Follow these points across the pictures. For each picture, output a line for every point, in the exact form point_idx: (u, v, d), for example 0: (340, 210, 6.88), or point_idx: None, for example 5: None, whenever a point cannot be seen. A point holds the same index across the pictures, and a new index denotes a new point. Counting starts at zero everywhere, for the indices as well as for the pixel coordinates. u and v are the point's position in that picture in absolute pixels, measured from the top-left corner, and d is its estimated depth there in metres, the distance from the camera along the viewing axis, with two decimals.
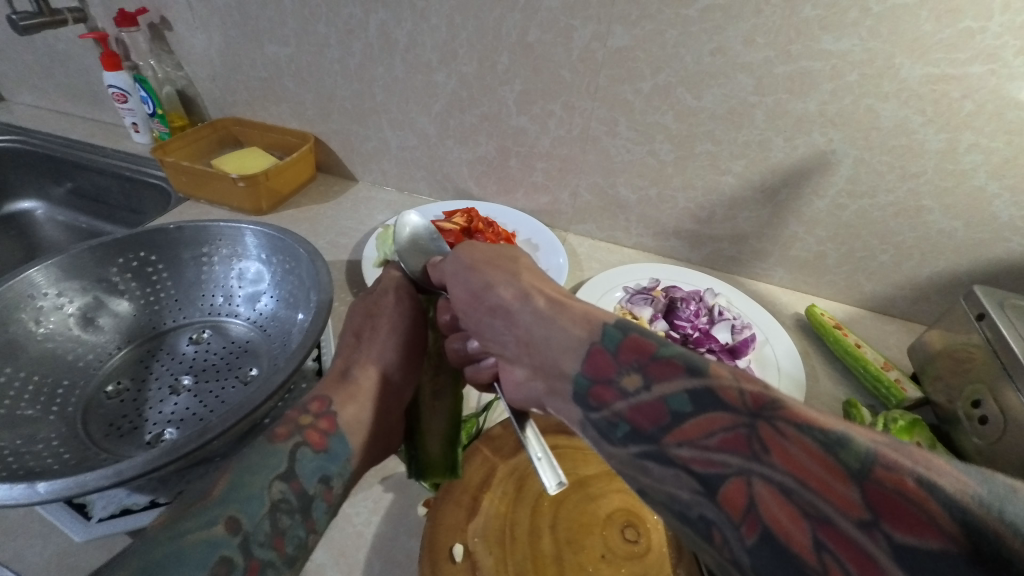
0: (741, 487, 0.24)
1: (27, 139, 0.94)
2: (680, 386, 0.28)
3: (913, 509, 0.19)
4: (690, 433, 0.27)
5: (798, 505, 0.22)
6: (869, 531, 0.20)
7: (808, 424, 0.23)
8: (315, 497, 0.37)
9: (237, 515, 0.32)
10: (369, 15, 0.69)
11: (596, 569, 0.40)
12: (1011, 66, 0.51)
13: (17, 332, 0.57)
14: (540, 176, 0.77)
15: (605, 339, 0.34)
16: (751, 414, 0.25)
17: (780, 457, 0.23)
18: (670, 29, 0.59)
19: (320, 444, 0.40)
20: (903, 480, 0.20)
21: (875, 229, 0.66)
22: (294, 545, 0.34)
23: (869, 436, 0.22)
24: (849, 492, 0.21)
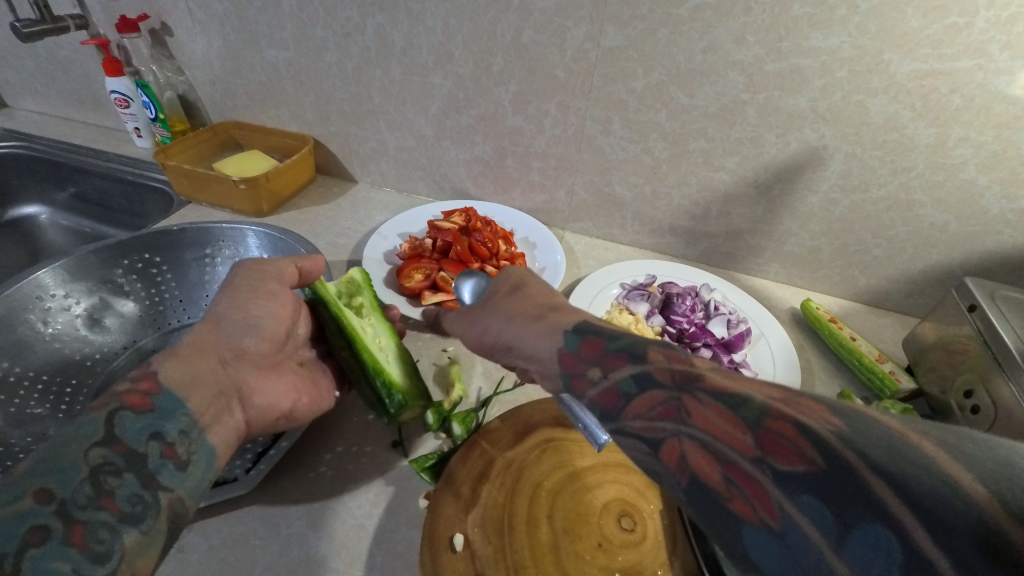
0: (671, 447, 0.25)
1: (30, 144, 0.95)
2: (626, 372, 0.29)
3: (791, 445, 0.21)
4: (635, 408, 0.27)
5: (713, 453, 0.23)
6: (760, 464, 0.21)
7: (720, 391, 0.25)
8: (148, 456, 0.36)
9: (46, 486, 0.31)
10: (366, 18, 0.71)
11: (593, 557, 0.41)
12: (998, 61, 0.52)
13: (25, 332, 0.59)
14: (536, 175, 0.78)
15: (567, 344, 0.35)
16: (678, 388, 0.27)
17: (699, 420, 0.25)
18: (662, 28, 0.60)
19: (144, 404, 0.37)
20: (787, 424, 0.22)
21: (867, 223, 0.67)
22: (132, 503, 0.34)
23: (766, 394, 0.24)
24: (746, 437, 0.22)
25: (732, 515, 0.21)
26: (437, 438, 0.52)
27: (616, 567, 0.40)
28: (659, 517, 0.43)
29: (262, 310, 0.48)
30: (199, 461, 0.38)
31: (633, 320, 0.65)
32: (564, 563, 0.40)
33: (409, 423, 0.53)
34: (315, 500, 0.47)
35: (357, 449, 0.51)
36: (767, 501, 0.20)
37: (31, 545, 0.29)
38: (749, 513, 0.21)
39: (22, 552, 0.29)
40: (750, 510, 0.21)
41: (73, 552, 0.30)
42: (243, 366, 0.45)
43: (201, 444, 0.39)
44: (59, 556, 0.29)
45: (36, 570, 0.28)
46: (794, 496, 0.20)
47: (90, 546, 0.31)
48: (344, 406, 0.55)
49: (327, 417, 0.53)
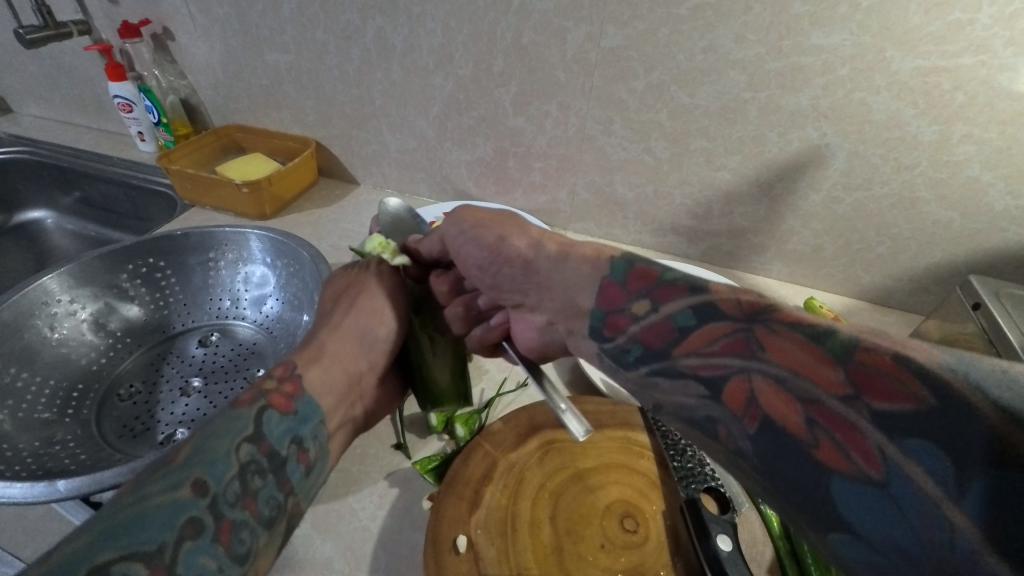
0: (740, 385, 0.29)
1: (35, 149, 0.96)
2: (683, 304, 0.32)
3: (888, 380, 0.22)
4: (694, 344, 0.31)
5: (791, 393, 0.26)
6: (852, 403, 0.23)
7: (797, 322, 0.27)
8: (287, 459, 0.39)
9: (203, 477, 0.34)
10: (366, 21, 0.71)
11: (595, 558, 0.41)
12: (1001, 57, 0.51)
13: (33, 338, 0.60)
14: (538, 176, 0.78)
15: (613, 272, 0.37)
16: (746, 319, 0.29)
17: (775, 354, 0.27)
18: (662, 28, 0.60)
19: (287, 407, 0.41)
20: (880, 357, 0.23)
21: (871, 222, 0.66)
22: (270, 506, 0.37)
23: (854, 325, 0.24)
24: (835, 374, 0.24)
25: (816, 459, 0.24)
26: (440, 439, 0.52)
27: (619, 568, 0.40)
28: (661, 518, 0.44)
29: (380, 337, 0.51)
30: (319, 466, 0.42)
31: None
32: (567, 566, 0.40)
33: (413, 424, 0.54)
34: (319, 502, 0.47)
35: (362, 451, 0.51)
36: (862, 446, 0.23)
37: (187, 538, 0.31)
38: (836, 458, 0.24)
39: (179, 544, 0.30)
40: (841, 457, 0.24)
41: (218, 549, 0.32)
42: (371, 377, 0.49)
43: (323, 450, 0.43)
44: (209, 551, 0.32)
45: (189, 563, 0.30)
46: (895, 439, 0.22)
47: (233, 546, 0.33)
48: None
49: None
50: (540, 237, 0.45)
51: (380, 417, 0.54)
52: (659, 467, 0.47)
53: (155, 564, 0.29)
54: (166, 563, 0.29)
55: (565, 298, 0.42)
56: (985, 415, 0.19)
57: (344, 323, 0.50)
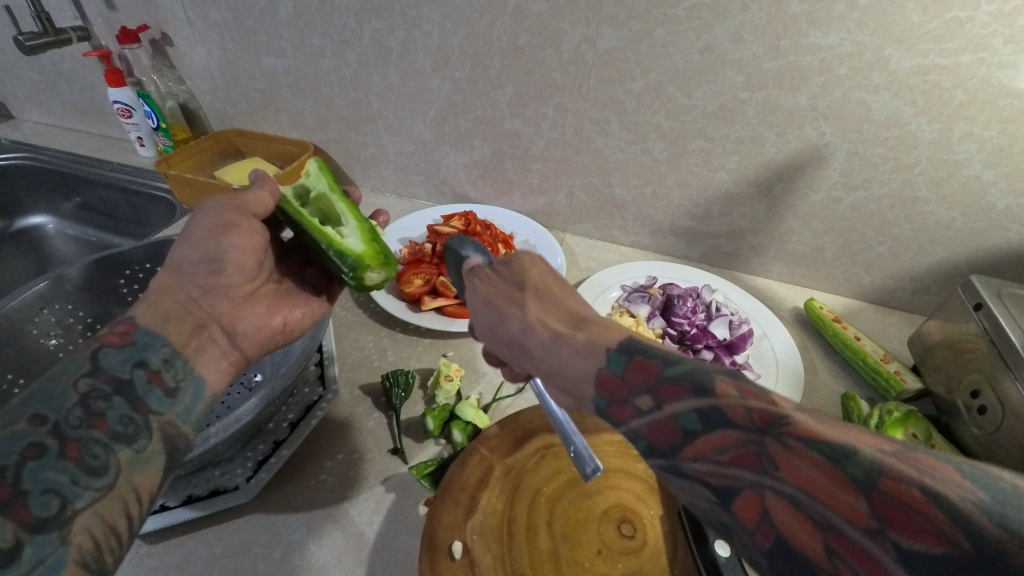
0: (752, 499, 0.24)
1: (35, 155, 0.96)
2: (689, 405, 0.26)
3: (918, 516, 0.20)
4: (702, 449, 0.25)
5: (809, 516, 0.22)
6: (877, 538, 0.20)
7: (815, 439, 0.23)
8: (133, 380, 0.39)
9: (40, 411, 0.35)
10: (363, 24, 0.71)
11: (592, 564, 0.40)
12: (1001, 54, 0.51)
13: (29, 342, 0.61)
14: (536, 178, 0.77)
15: (611, 365, 0.30)
16: (759, 431, 0.24)
17: (790, 472, 0.23)
18: (658, 29, 0.60)
19: (125, 340, 0.40)
20: (908, 489, 0.21)
21: (871, 221, 0.66)
22: (123, 424, 0.37)
23: (874, 444, 0.23)
24: (858, 502, 0.21)
25: None
26: (438, 444, 0.52)
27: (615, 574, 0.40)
28: (659, 523, 0.43)
29: (228, 250, 0.45)
30: (187, 388, 0.41)
31: (633, 323, 0.65)
32: (564, 572, 0.40)
33: (409, 429, 0.53)
34: (316, 507, 0.47)
35: (359, 456, 0.51)
36: None
37: (29, 459, 0.33)
38: None
39: (20, 465, 0.33)
40: None
41: (67, 464, 0.34)
42: (217, 298, 0.45)
43: (186, 368, 0.41)
44: (56, 467, 0.34)
45: (36, 479, 0.33)
46: None
47: (84, 460, 0.35)
48: (344, 411, 0.55)
49: (328, 423, 0.53)
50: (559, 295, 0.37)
51: (377, 421, 0.54)
52: None
53: None
54: (8, 482, 0.32)
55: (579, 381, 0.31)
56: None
57: (176, 256, 0.44)
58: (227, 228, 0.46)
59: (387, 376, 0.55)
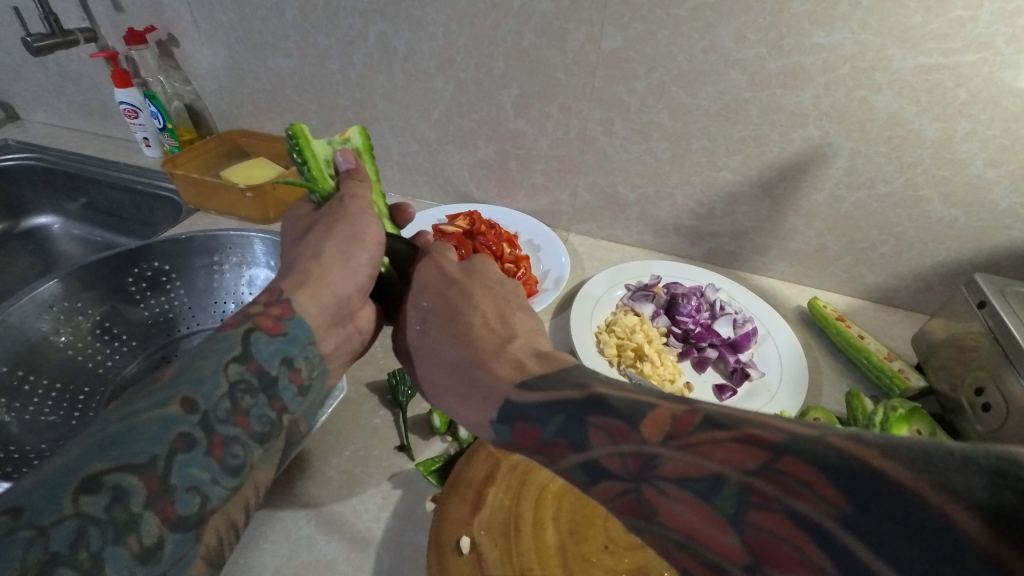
0: (653, 542, 0.28)
1: (42, 156, 0.97)
2: (572, 461, 0.31)
3: (788, 549, 0.23)
4: (599, 501, 0.30)
5: (698, 559, 0.26)
6: (753, 575, 0.24)
7: (686, 477, 0.27)
8: (278, 378, 0.40)
9: (190, 396, 0.36)
10: (368, 25, 0.71)
11: (598, 559, 0.41)
12: (1004, 53, 0.51)
13: (39, 340, 0.61)
14: (540, 177, 0.78)
15: (500, 431, 0.36)
16: (634, 478, 0.29)
17: (670, 519, 0.27)
18: (662, 29, 0.60)
19: (277, 329, 0.41)
20: (774, 518, 0.24)
21: (874, 220, 0.66)
22: (262, 423, 0.39)
23: (739, 464, 0.26)
24: (730, 540, 0.25)
25: None
26: (443, 441, 0.52)
27: (622, 569, 0.40)
28: None
29: (364, 263, 0.47)
30: (316, 388, 0.43)
31: (638, 322, 0.65)
32: (571, 567, 0.40)
33: (416, 426, 0.54)
34: (323, 504, 0.47)
35: (365, 453, 0.51)
36: None
37: (179, 451, 0.34)
38: None
39: (171, 456, 0.34)
40: None
41: (210, 462, 0.35)
42: (360, 299, 0.48)
43: (315, 370, 0.43)
44: (200, 464, 0.35)
45: (182, 474, 0.34)
46: None
47: (225, 459, 0.36)
48: (350, 409, 0.55)
49: (335, 421, 0.54)
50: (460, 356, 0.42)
51: (383, 419, 0.54)
52: None
53: (146, 475, 0.32)
54: (159, 473, 0.33)
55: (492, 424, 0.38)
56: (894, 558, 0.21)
57: (321, 247, 0.46)
58: (356, 242, 0.47)
59: (394, 374, 0.55)
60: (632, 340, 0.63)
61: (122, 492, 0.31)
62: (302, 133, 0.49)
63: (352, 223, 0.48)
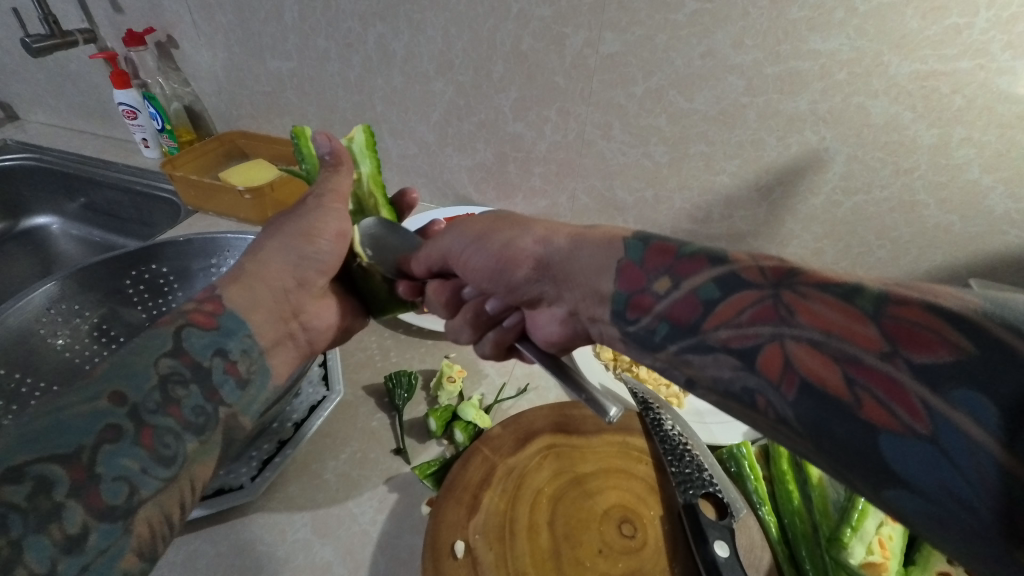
0: (774, 352, 0.26)
1: (42, 156, 0.97)
2: (707, 277, 0.30)
3: (929, 334, 0.22)
4: (724, 314, 0.29)
5: (829, 353, 0.24)
6: (892, 358, 0.23)
7: (826, 283, 0.26)
8: (212, 370, 0.41)
9: (121, 390, 0.37)
10: (367, 28, 0.71)
11: (593, 563, 0.41)
12: (999, 60, 0.51)
13: (37, 343, 0.62)
14: (538, 180, 0.78)
15: (629, 252, 0.34)
16: (774, 284, 0.27)
17: (805, 315, 0.26)
18: (660, 34, 0.60)
19: (210, 323, 0.43)
20: (914, 309, 0.23)
21: (871, 224, 0.66)
22: (197, 415, 0.39)
23: (880, 283, 0.25)
24: (870, 330, 0.24)
25: (862, 418, 0.23)
26: (440, 444, 0.52)
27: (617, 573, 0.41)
28: (660, 523, 0.44)
29: (312, 255, 0.47)
30: (258, 383, 0.44)
31: None
32: (565, 570, 0.40)
33: (413, 429, 0.54)
34: (320, 506, 0.47)
35: (362, 455, 0.51)
36: (907, 400, 0.22)
37: (107, 441, 0.35)
38: (882, 416, 0.22)
39: (97, 446, 0.34)
40: (886, 414, 0.22)
41: (141, 452, 0.35)
42: (303, 295, 0.48)
43: (255, 365, 0.44)
44: (130, 454, 0.35)
45: (110, 464, 0.34)
46: (942, 391, 0.21)
47: (157, 448, 0.36)
48: (347, 412, 0.55)
49: (332, 423, 0.54)
50: (547, 229, 0.39)
51: (380, 422, 0.54)
52: (658, 472, 0.47)
53: (71, 464, 0.33)
54: (84, 463, 0.33)
55: (587, 285, 0.36)
56: (1001, 335, 0.21)
57: (265, 243, 0.47)
58: (306, 237, 0.47)
59: (390, 377, 0.56)
60: None
61: (46, 482, 0.32)
62: (301, 133, 0.49)
63: (302, 216, 0.47)
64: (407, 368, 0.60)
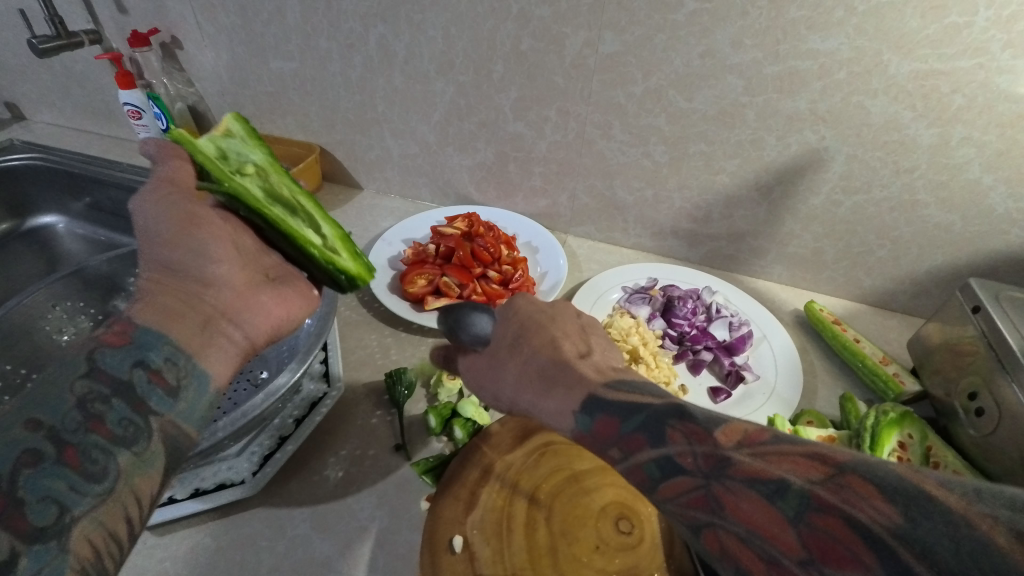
0: (740, 541, 0.26)
1: (46, 155, 0.96)
2: (660, 438, 0.30)
3: (890, 526, 0.22)
4: (684, 487, 0.28)
5: (800, 543, 0.24)
6: (866, 556, 0.22)
7: (767, 457, 0.27)
8: (139, 381, 0.34)
9: (31, 415, 0.31)
10: (369, 29, 0.72)
11: (590, 559, 0.41)
12: (999, 59, 0.51)
13: (42, 340, 0.62)
14: (538, 180, 0.78)
15: (579, 399, 0.34)
16: (730, 455, 0.28)
17: (767, 504, 0.25)
18: (659, 34, 0.60)
19: (123, 336, 0.35)
20: (873, 499, 0.23)
21: (871, 224, 0.66)
22: (128, 426, 0.33)
23: (831, 457, 0.26)
24: (834, 522, 0.24)
25: None
26: (439, 442, 0.53)
27: (613, 569, 0.41)
28: (656, 520, 0.44)
29: (208, 242, 0.39)
30: (191, 388, 0.36)
31: (634, 324, 0.66)
32: (562, 567, 0.40)
33: (411, 426, 0.54)
34: (319, 502, 0.48)
35: (361, 452, 0.52)
36: None
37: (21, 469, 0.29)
38: None
39: (14, 474, 0.29)
40: None
41: (66, 472, 0.30)
42: (214, 291, 0.38)
43: (201, 364, 0.37)
44: (55, 475, 0.30)
45: (33, 487, 0.29)
46: None
47: (84, 467, 0.31)
48: (347, 409, 0.55)
49: (332, 421, 0.54)
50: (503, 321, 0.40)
51: (379, 420, 0.55)
52: None
53: None
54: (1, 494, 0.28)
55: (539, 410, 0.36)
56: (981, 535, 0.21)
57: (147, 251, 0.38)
58: (193, 218, 0.40)
59: (390, 374, 0.56)
60: (629, 342, 0.62)
61: None
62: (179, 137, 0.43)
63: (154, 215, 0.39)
64: (406, 366, 0.60)
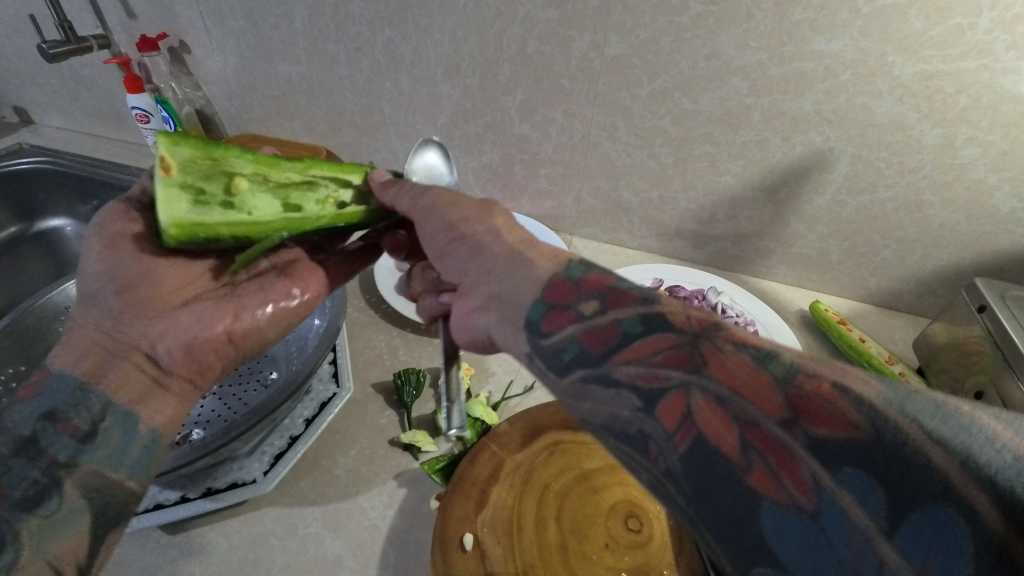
0: (676, 400, 0.27)
1: (55, 159, 0.97)
2: (632, 312, 0.31)
3: (838, 408, 0.24)
4: (636, 353, 0.30)
5: (727, 413, 0.26)
6: (792, 428, 0.24)
7: (745, 342, 0.28)
8: (41, 434, 0.37)
9: None
10: (376, 33, 0.73)
11: (600, 557, 0.42)
12: (1003, 60, 0.52)
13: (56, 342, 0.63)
14: (544, 182, 0.79)
15: (568, 269, 0.35)
16: (692, 335, 0.29)
17: (717, 370, 0.27)
18: (665, 36, 0.61)
19: (33, 392, 0.39)
20: (830, 391, 0.24)
21: (876, 224, 0.66)
22: (26, 483, 0.35)
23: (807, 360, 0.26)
24: (778, 399, 0.25)
25: (760, 487, 0.23)
26: (448, 441, 0.53)
27: (623, 567, 0.41)
28: (666, 517, 0.44)
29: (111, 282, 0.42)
30: (110, 430, 0.39)
31: None
32: (573, 564, 0.41)
33: (420, 425, 0.55)
34: (330, 501, 0.48)
35: (371, 451, 0.52)
36: (795, 475, 0.23)
37: None
38: (771, 487, 0.23)
39: None
40: (776, 483, 0.23)
41: None
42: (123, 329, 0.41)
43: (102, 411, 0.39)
44: None
45: None
46: (842, 475, 0.23)
47: None
48: (357, 409, 0.56)
49: (342, 420, 0.55)
50: (501, 226, 0.40)
51: (388, 420, 0.55)
52: None
53: None
54: None
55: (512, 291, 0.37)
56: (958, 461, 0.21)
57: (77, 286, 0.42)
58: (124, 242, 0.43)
59: (399, 374, 0.56)
60: None
61: None
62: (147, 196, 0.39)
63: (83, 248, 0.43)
64: (415, 366, 0.61)
